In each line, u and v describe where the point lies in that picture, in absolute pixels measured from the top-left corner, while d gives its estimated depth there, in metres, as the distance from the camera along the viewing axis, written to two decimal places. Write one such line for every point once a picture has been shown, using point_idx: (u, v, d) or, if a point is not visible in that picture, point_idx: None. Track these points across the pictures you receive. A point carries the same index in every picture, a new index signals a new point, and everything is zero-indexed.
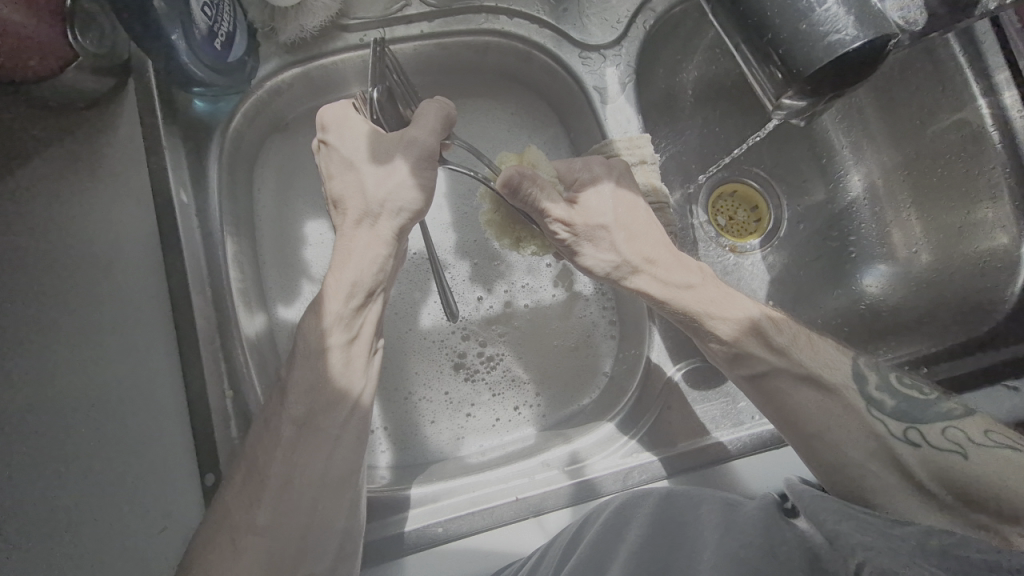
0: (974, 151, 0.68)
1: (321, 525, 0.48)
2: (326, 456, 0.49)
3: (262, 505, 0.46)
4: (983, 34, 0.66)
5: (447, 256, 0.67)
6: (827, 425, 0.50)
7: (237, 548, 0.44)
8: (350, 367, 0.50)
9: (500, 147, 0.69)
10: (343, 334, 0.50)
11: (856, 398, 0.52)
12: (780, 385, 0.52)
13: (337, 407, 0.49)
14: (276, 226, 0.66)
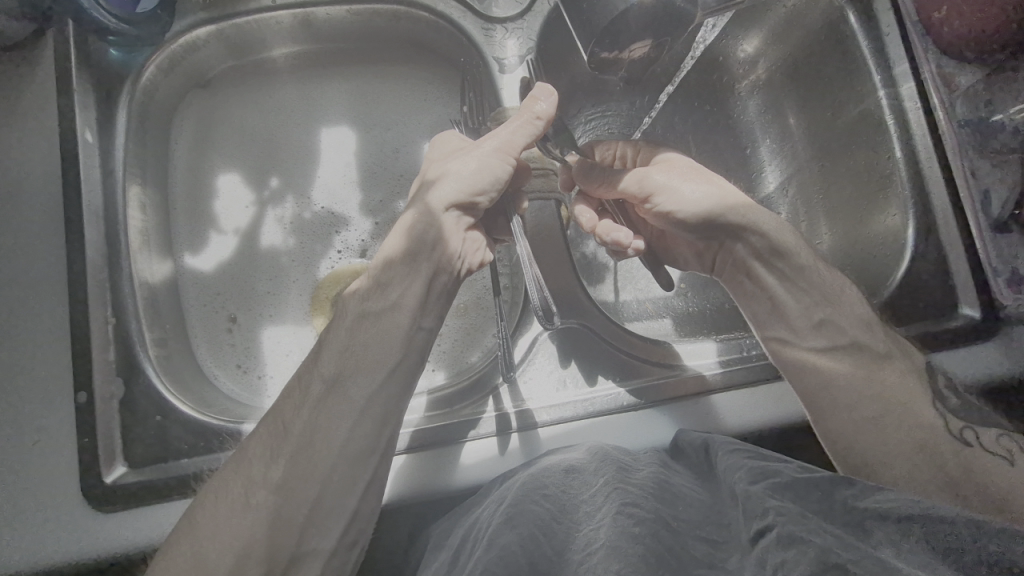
0: (875, 142, 0.68)
1: (326, 517, 0.44)
2: (329, 428, 0.45)
3: (264, 478, 0.43)
4: (887, 28, 0.66)
5: (349, 212, 0.70)
6: (903, 438, 0.50)
7: (225, 513, 0.42)
8: (386, 336, 0.47)
9: (414, 114, 0.72)
10: (392, 294, 0.48)
11: (929, 413, 0.50)
12: (828, 365, 0.54)
13: (361, 378, 0.46)
14: (192, 178, 0.69)
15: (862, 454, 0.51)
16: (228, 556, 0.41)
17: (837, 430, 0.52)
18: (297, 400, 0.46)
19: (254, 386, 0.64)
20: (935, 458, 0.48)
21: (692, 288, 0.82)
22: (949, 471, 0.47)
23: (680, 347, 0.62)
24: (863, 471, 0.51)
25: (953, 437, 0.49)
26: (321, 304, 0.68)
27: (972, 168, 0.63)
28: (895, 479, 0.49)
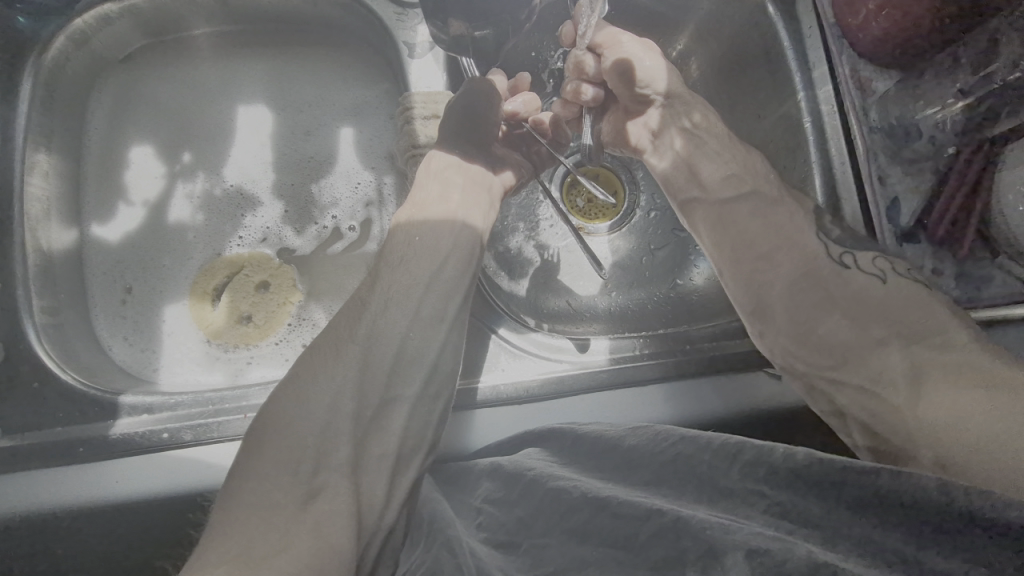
0: (792, 146, 0.67)
1: (378, 418, 0.50)
2: (416, 360, 0.53)
3: (350, 376, 0.50)
4: (809, 30, 0.65)
5: (259, 192, 0.71)
6: (808, 294, 0.59)
7: (324, 416, 0.48)
8: (426, 261, 0.56)
9: (331, 99, 0.73)
10: (433, 249, 0.56)
11: (812, 244, 0.60)
12: (735, 207, 0.64)
13: (400, 307, 0.54)
14: (103, 149, 0.70)
15: (792, 331, 0.59)
16: (296, 481, 0.45)
17: (742, 296, 0.61)
18: (359, 316, 0.54)
19: (148, 359, 0.66)
20: (836, 313, 0.58)
21: (619, 286, 0.81)
22: (841, 305, 0.58)
23: (573, 341, 0.63)
24: (787, 353, 0.58)
25: (831, 262, 0.59)
26: (202, 294, 0.69)
27: (880, 174, 0.61)
28: (843, 348, 0.57)
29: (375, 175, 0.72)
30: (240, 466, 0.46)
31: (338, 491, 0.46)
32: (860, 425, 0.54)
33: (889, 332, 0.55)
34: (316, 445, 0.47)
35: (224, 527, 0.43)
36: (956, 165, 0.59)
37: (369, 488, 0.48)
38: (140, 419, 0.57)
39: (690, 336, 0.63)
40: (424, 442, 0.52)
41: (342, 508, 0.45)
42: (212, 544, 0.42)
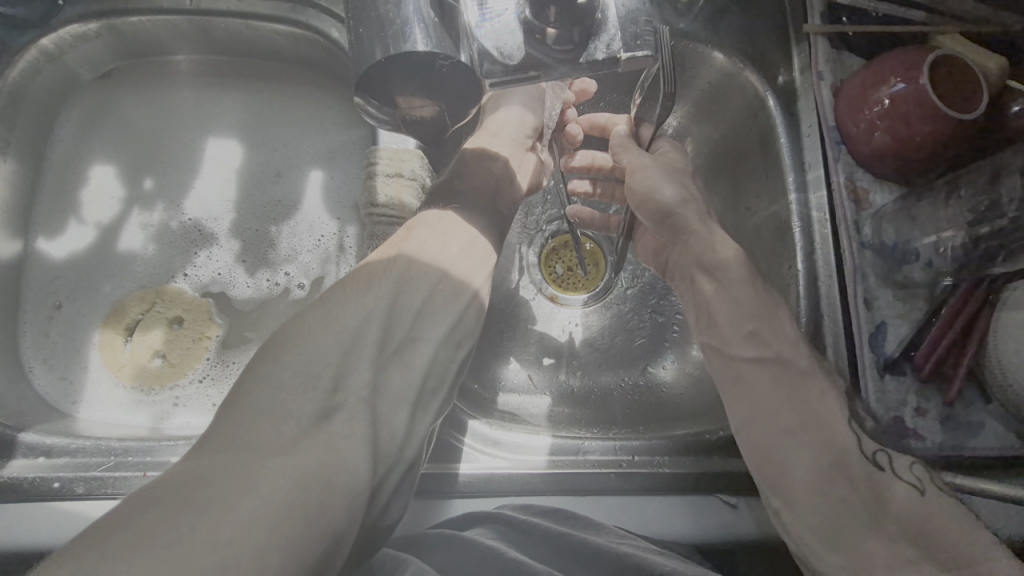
0: (782, 247, 0.63)
1: (390, 378, 0.44)
2: (433, 317, 0.49)
3: (373, 312, 0.46)
4: (808, 130, 0.61)
5: (218, 230, 0.69)
6: (838, 490, 0.51)
7: (345, 337, 0.44)
8: (443, 254, 0.51)
9: (307, 139, 0.71)
10: (427, 272, 0.50)
11: (842, 435, 0.53)
12: (756, 373, 0.56)
13: (410, 288, 0.48)
14: (64, 164, 0.68)
15: (796, 500, 0.51)
16: (314, 394, 0.40)
17: (764, 466, 0.53)
18: (384, 268, 0.49)
19: (66, 391, 0.62)
20: (866, 520, 0.50)
21: (585, 366, 0.74)
22: (873, 511, 0.50)
23: (514, 433, 0.59)
24: (801, 543, 0.51)
25: (861, 459, 0.52)
26: (113, 331, 0.65)
27: (866, 295, 0.56)
28: (849, 535, 0.50)
29: (338, 225, 0.69)
30: (255, 370, 0.41)
31: (356, 414, 0.40)
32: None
33: (920, 553, 0.47)
34: (339, 364, 0.42)
35: (227, 426, 0.38)
36: (952, 298, 0.54)
37: (388, 420, 0.42)
38: (35, 462, 0.53)
39: (643, 444, 0.58)
40: (444, 385, 0.48)
41: (361, 428, 0.40)
42: (219, 435, 0.37)
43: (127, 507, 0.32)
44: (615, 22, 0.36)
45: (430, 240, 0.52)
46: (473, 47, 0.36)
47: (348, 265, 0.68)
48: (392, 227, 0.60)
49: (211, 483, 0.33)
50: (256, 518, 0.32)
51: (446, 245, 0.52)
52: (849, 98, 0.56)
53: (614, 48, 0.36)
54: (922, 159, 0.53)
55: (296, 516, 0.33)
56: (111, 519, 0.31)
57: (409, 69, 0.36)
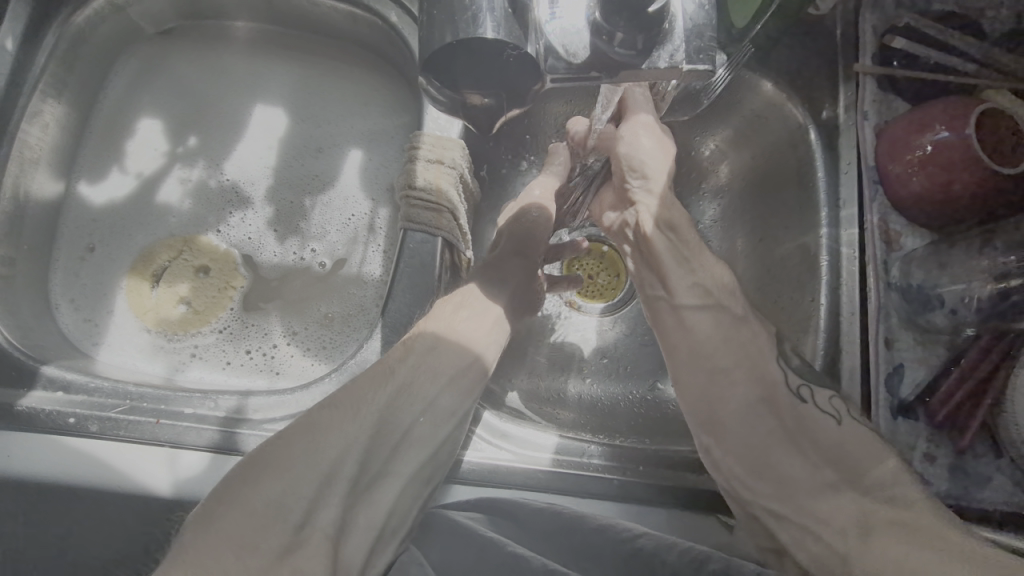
0: (808, 279, 0.63)
1: (359, 507, 0.44)
2: (415, 446, 0.48)
3: (357, 435, 0.45)
4: (847, 167, 0.61)
5: (254, 194, 0.70)
6: (762, 424, 0.52)
7: (326, 467, 0.43)
8: (436, 373, 0.50)
9: (351, 119, 0.73)
10: (451, 359, 0.52)
11: (773, 373, 0.53)
12: (700, 321, 0.55)
13: (399, 411, 0.48)
14: (114, 112, 0.70)
15: (724, 436, 0.53)
16: (283, 526, 0.40)
17: (696, 408, 0.54)
18: (383, 379, 0.48)
19: (90, 333, 0.64)
20: (790, 447, 0.51)
21: (597, 373, 0.73)
22: (796, 442, 0.51)
23: (523, 429, 0.59)
24: (731, 477, 0.52)
25: (790, 394, 0.52)
26: (141, 277, 0.67)
27: (887, 336, 0.56)
28: (790, 478, 0.50)
29: (371, 205, 0.70)
30: (231, 494, 0.41)
31: (320, 547, 0.40)
32: (796, 528, 0.49)
33: (841, 479, 0.49)
34: (314, 497, 0.41)
35: (193, 552, 0.38)
36: (972, 349, 0.55)
37: (348, 559, 0.42)
38: (53, 396, 0.54)
39: (648, 455, 0.59)
40: (404, 527, 0.47)
41: (324, 566, 0.39)
42: (185, 563, 0.37)
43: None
44: (680, 35, 0.38)
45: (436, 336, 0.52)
46: (540, 42, 0.37)
47: (376, 246, 0.69)
48: (427, 213, 0.60)
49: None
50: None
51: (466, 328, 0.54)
52: (891, 139, 0.56)
53: (676, 58, 0.38)
54: (958, 207, 0.53)
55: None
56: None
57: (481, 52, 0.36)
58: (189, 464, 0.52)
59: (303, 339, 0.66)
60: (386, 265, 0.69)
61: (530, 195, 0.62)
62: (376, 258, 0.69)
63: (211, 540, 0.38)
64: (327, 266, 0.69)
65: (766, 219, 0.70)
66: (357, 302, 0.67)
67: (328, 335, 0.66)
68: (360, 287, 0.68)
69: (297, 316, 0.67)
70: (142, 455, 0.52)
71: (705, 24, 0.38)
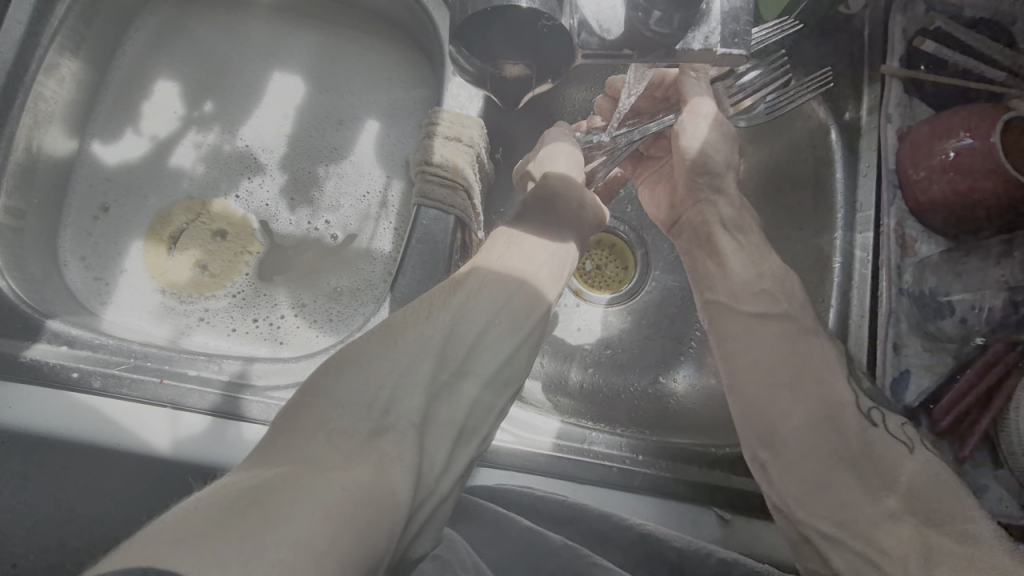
0: (819, 280, 0.63)
1: (435, 410, 0.44)
2: (491, 347, 0.48)
3: (431, 340, 0.46)
4: (867, 169, 0.60)
5: (269, 161, 0.70)
6: (823, 441, 0.51)
7: (403, 366, 0.44)
8: (503, 289, 0.50)
9: (370, 92, 0.72)
10: (508, 278, 0.51)
11: (830, 385, 0.52)
12: (746, 326, 0.56)
13: (467, 318, 0.48)
14: (131, 73, 0.70)
15: (781, 450, 0.52)
16: (366, 414, 0.40)
17: (751, 416, 0.53)
18: (454, 290, 0.49)
19: (97, 292, 0.63)
20: (847, 470, 0.50)
21: (601, 364, 0.73)
22: (856, 464, 0.50)
23: (524, 412, 0.59)
24: (784, 496, 0.51)
25: (858, 415, 0.51)
26: (157, 240, 0.66)
27: (896, 341, 0.56)
28: (847, 497, 0.49)
29: (385, 180, 0.70)
30: (316, 396, 0.42)
31: (406, 437, 0.40)
32: (853, 556, 0.48)
33: (903, 505, 0.48)
34: (392, 388, 0.42)
35: (281, 443, 0.38)
36: (981, 356, 0.54)
37: (432, 453, 0.42)
38: (57, 350, 0.53)
39: (647, 445, 0.59)
40: (481, 434, 0.47)
41: (410, 455, 0.39)
42: (276, 451, 0.37)
43: (192, 508, 0.32)
44: (717, 17, 0.42)
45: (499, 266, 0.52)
46: (575, 16, 0.40)
47: (388, 222, 0.69)
48: (442, 190, 0.59)
49: (276, 491, 0.32)
50: (311, 522, 0.31)
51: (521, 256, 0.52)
52: (914, 141, 0.55)
53: (711, 40, 0.42)
54: (976, 214, 0.52)
55: (346, 526, 0.32)
56: (181, 514, 0.31)
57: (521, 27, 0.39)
58: (190, 424, 0.51)
59: (310, 310, 0.66)
60: (397, 241, 0.68)
61: (554, 164, 0.56)
62: (388, 233, 0.69)
63: (300, 438, 0.38)
64: (338, 238, 0.68)
65: (781, 218, 0.70)
66: (366, 275, 0.67)
67: (335, 307, 0.66)
68: (370, 261, 0.68)
69: (305, 286, 0.66)
70: (146, 413, 0.51)
71: (741, 8, 0.42)
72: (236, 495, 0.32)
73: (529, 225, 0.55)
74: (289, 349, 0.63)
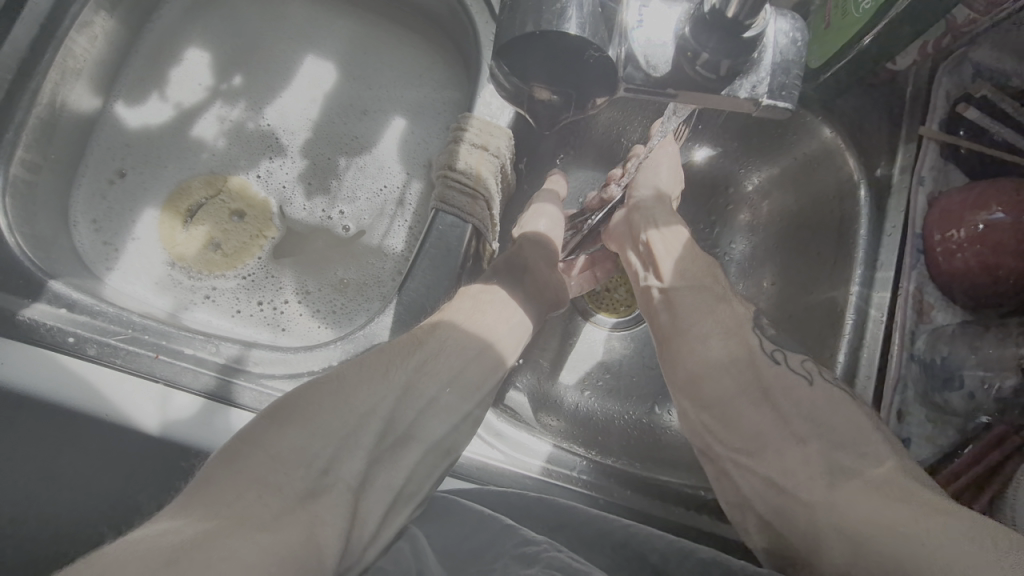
0: (830, 333, 0.61)
1: (373, 482, 0.43)
2: (439, 413, 0.48)
3: (385, 396, 0.45)
4: (891, 229, 0.58)
5: (291, 143, 0.69)
6: (736, 380, 0.50)
7: (351, 424, 0.43)
8: (458, 355, 0.51)
9: (399, 88, 0.71)
10: (466, 346, 0.52)
11: (750, 337, 0.53)
12: (682, 295, 0.56)
13: (430, 379, 0.48)
14: (163, 39, 0.69)
15: (698, 393, 0.51)
16: (304, 472, 0.39)
17: (674, 372, 0.53)
18: (413, 349, 0.49)
19: (104, 257, 0.63)
20: (764, 407, 0.49)
21: (596, 388, 0.72)
22: (770, 400, 0.49)
23: (517, 433, 0.58)
24: (704, 435, 0.51)
25: (764, 356, 0.51)
26: (174, 212, 0.66)
27: (900, 408, 0.54)
28: (764, 444, 0.48)
29: (404, 178, 0.69)
30: (251, 435, 0.40)
31: (340, 501, 0.40)
32: (760, 482, 0.47)
33: (813, 434, 0.47)
34: (338, 445, 0.42)
35: (212, 485, 0.36)
36: (983, 436, 0.52)
37: (364, 516, 0.41)
38: (56, 312, 0.53)
39: (639, 481, 0.58)
40: (420, 494, 0.46)
41: (341, 519, 0.39)
42: (204, 496, 0.35)
43: (115, 554, 0.30)
44: (767, 66, 0.43)
45: (460, 318, 0.53)
46: (624, 46, 0.40)
47: (402, 221, 0.68)
48: (461, 197, 0.58)
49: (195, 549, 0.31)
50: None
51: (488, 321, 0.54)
52: (944, 207, 0.54)
53: (758, 89, 0.43)
54: (997, 292, 0.51)
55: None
56: (106, 557, 0.30)
57: (566, 45, 0.39)
58: (179, 407, 0.50)
59: (312, 301, 0.65)
60: (408, 240, 0.68)
61: (533, 224, 0.63)
62: (400, 232, 0.68)
63: (231, 488, 0.36)
64: (349, 230, 0.68)
65: (800, 265, 0.68)
66: (372, 272, 0.66)
67: (338, 300, 0.65)
68: (378, 257, 0.67)
69: (311, 277, 0.66)
70: (137, 389, 0.50)
71: (792, 62, 0.43)
72: (160, 547, 0.31)
73: (504, 286, 0.58)
74: (287, 338, 0.63)
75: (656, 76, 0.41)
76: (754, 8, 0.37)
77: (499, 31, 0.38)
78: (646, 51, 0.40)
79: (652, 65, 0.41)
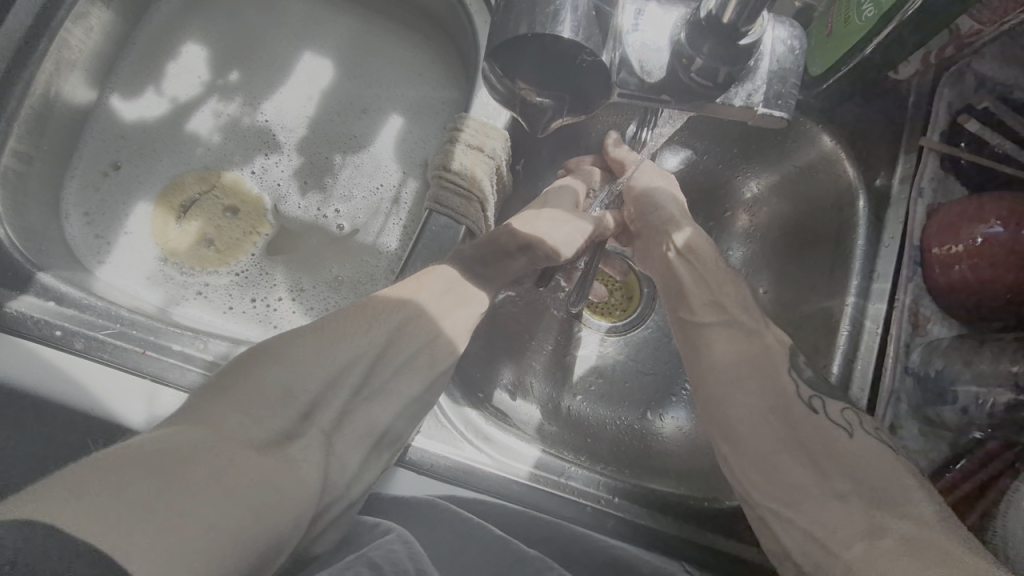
0: (825, 344, 0.60)
1: (348, 428, 0.43)
2: (414, 374, 0.47)
3: (363, 351, 0.45)
4: (890, 241, 0.58)
5: (286, 140, 0.69)
6: (775, 433, 0.49)
7: (330, 370, 0.43)
8: (428, 323, 0.50)
9: (397, 87, 0.71)
10: (427, 328, 0.49)
11: (784, 381, 0.51)
12: (717, 337, 0.55)
13: (401, 344, 0.48)
14: (160, 33, 0.69)
15: (734, 441, 0.50)
16: (282, 412, 0.39)
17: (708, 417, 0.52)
18: (391, 309, 0.49)
19: (96, 251, 0.63)
20: (803, 459, 0.48)
21: (589, 393, 0.71)
22: (811, 454, 0.48)
23: (504, 438, 0.58)
24: (741, 482, 0.49)
25: (802, 405, 0.50)
26: (167, 206, 0.66)
27: (893, 421, 0.53)
28: (803, 497, 0.46)
29: (400, 177, 0.69)
30: (232, 372, 0.40)
31: (314, 443, 0.40)
32: (799, 536, 0.46)
33: (852, 489, 0.45)
34: (315, 392, 0.41)
35: (190, 417, 0.36)
36: (976, 451, 0.52)
37: (342, 459, 0.41)
38: (43, 305, 0.52)
39: (628, 488, 0.57)
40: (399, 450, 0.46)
41: (316, 459, 0.39)
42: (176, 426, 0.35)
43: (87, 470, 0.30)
44: (763, 75, 0.42)
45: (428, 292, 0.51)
46: (618, 51, 0.40)
47: (397, 220, 0.68)
48: (455, 198, 0.58)
49: (176, 462, 0.32)
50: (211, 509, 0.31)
51: (456, 305, 0.52)
52: (942, 220, 0.53)
53: (753, 98, 0.43)
54: (991, 306, 0.51)
55: (236, 522, 0.31)
56: (94, 465, 0.30)
57: (560, 50, 0.38)
58: (168, 400, 0.49)
59: (304, 299, 0.64)
60: (402, 240, 0.67)
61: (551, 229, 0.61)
62: (394, 232, 0.67)
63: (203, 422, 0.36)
64: (343, 228, 0.67)
65: (798, 275, 0.68)
66: (365, 271, 0.66)
67: (329, 299, 0.65)
68: (372, 257, 0.66)
69: (302, 273, 0.65)
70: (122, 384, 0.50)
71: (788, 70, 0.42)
72: (123, 472, 0.30)
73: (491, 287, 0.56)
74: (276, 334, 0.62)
75: (649, 82, 0.41)
76: (751, 15, 0.36)
77: (494, 32, 0.37)
78: (641, 58, 0.40)
79: (646, 71, 0.41)
